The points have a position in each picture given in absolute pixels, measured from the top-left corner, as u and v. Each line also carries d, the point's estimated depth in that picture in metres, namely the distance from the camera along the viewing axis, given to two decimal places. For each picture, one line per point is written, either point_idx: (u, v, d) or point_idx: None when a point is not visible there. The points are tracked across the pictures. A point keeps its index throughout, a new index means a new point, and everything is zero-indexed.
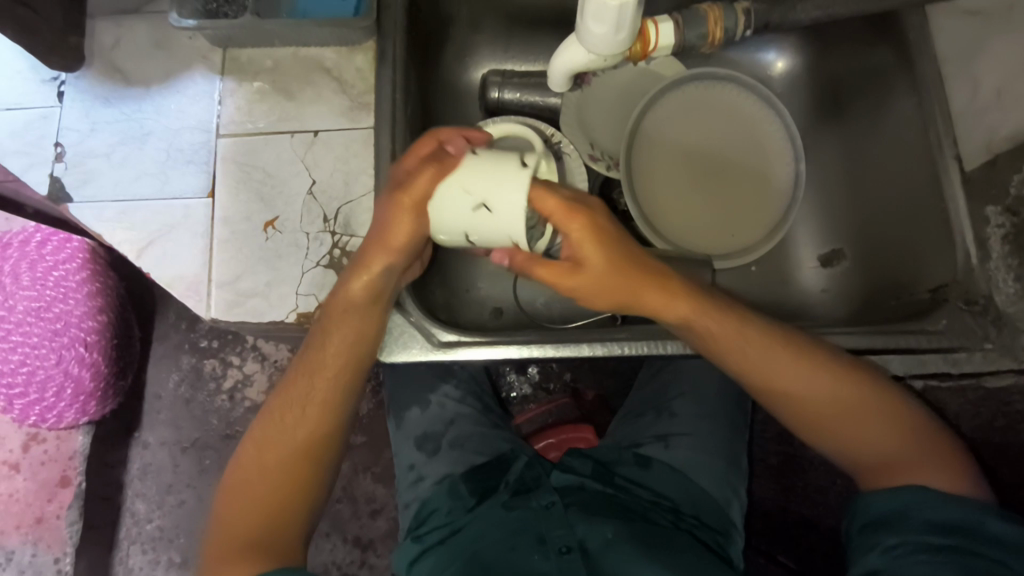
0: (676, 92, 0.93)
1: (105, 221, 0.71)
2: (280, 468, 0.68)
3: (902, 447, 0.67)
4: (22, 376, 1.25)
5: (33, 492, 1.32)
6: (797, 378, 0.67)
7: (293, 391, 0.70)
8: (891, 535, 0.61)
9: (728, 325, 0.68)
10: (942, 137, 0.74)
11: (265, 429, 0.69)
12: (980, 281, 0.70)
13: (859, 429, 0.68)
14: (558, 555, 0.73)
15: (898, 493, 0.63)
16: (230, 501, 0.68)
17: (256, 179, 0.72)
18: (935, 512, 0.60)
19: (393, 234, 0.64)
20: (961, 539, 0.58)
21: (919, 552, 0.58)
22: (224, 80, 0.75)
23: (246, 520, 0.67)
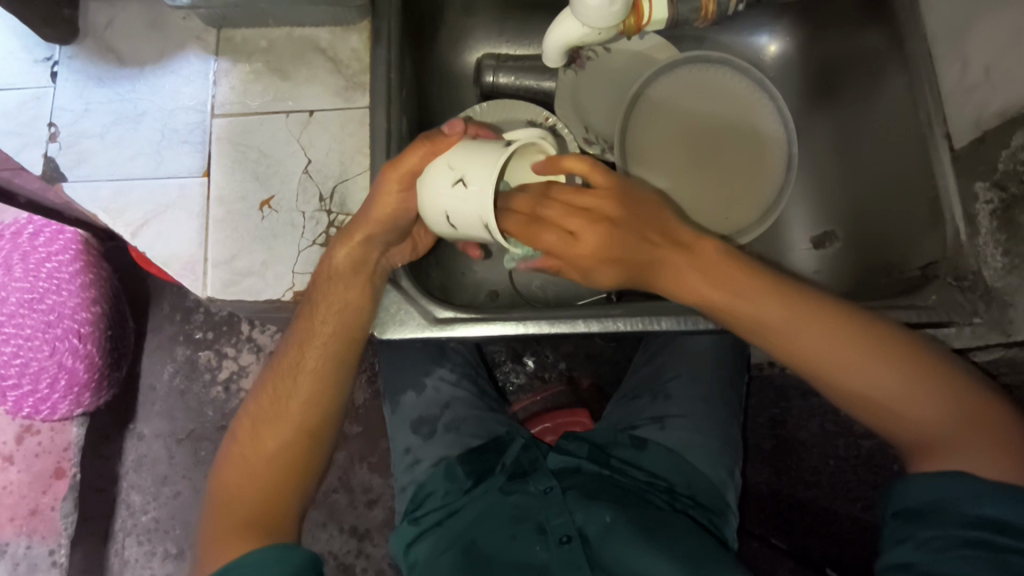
0: (670, 75, 0.93)
1: (100, 201, 0.71)
2: (274, 447, 0.69)
3: (930, 406, 0.62)
4: (15, 368, 1.24)
5: (28, 483, 1.31)
6: (837, 352, 0.63)
7: (283, 367, 0.71)
8: (925, 526, 0.59)
9: (766, 298, 0.65)
10: (932, 114, 0.76)
11: (259, 408, 0.70)
12: (969, 258, 0.72)
13: (900, 408, 0.63)
14: (558, 544, 0.74)
15: (948, 484, 0.59)
16: (224, 481, 0.68)
17: (251, 158, 0.72)
18: (978, 507, 0.57)
19: (376, 203, 0.68)
20: (1003, 535, 0.56)
21: (954, 548, 0.56)
22: (219, 60, 0.74)
23: (244, 499, 0.66)
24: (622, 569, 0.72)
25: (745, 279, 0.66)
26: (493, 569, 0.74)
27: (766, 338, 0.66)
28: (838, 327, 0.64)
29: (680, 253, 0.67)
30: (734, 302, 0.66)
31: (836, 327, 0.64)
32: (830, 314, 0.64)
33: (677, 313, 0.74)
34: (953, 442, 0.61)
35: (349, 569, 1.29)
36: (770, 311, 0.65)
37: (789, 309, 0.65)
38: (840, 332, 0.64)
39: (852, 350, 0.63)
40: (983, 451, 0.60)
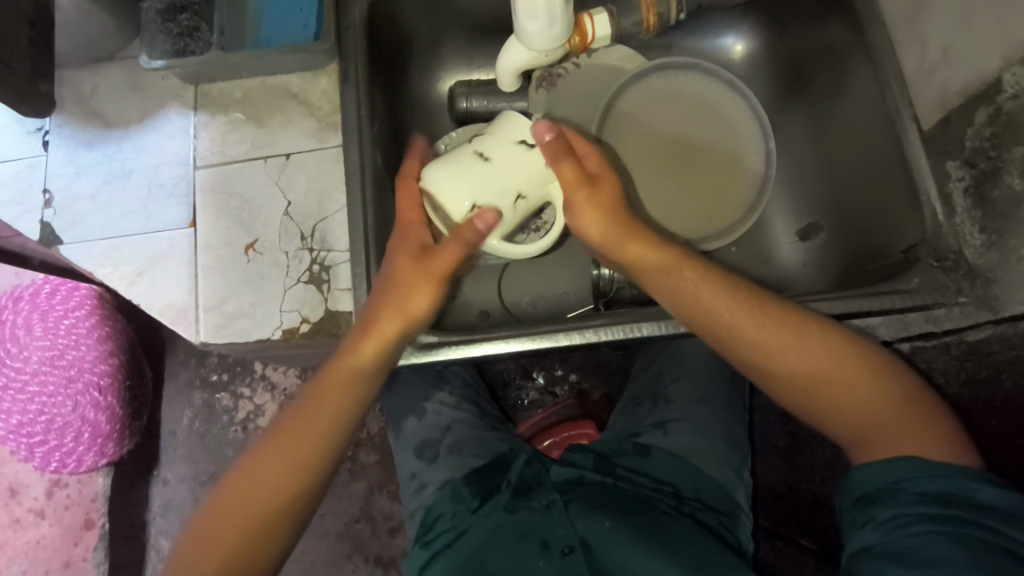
0: (639, 84, 0.95)
1: (94, 259, 0.74)
2: (261, 504, 0.66)
3: (897, 420, 0.64)
4: (42, 424, 1.29)
5: (60, 536, 1.34)
6: (793, 349, 0.65)
7: (288, 432, 0.68)
8: (883, 505, 0.59)
9: (723, 295, 0.67)
10: (898, 100, 0.76)
11: (251, 468, 0.67)
12: (948, 238, 0.71)
13: (850, 400, 0.65)
14: (561, 556, 0.73)
15: (895, 465, 0.61)
16: (205, 525, 0.66)
17: (234, 205, 0.75)
18: (932, 484, 0.58)
19: (414, 303, 0.68)
20: (957, 510, 0.56)
21: (913, 524, 0.56)
22: (198, 114, 0.78)
23: (217, 554, 0.64)
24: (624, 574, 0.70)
25: (757, 308, 0.66)
26: None
27: (759, 356, 0.66)
28: (796, 327, 0.65)
29: (686, 265, 0.69)
30: (728, 319, 0.66)
31: (828, 347, 0.65)
32: (785, 314, 0.66)
33: (657, 319, 0.76)
34: (899, 429, 0.64)
35: None
36: (729, 314, 0.66)
37: (787, 330, 0.65)
38: (836, 353, 0.65)
39: (807, 350, 0.65)
40: (923, 433, 0.63)
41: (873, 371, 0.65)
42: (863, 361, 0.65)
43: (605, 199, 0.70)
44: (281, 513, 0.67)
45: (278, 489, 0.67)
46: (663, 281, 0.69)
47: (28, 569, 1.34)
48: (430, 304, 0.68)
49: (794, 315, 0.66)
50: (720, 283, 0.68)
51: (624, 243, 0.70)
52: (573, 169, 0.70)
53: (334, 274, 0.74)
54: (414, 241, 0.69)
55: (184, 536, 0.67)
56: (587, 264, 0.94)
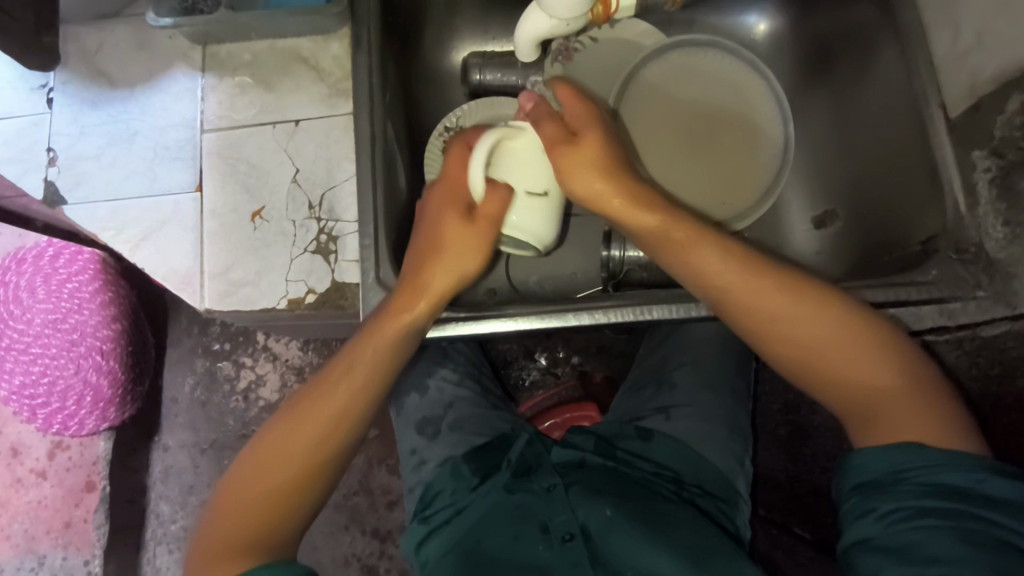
0: (658, 62, 0.93)
1: (98, 221, 0.73)
2: (298, 459, 0.65)
3: (897, 403, 0.62)
4: (44, 386, 1.29)
5: (60, 497, 1.35)
6: (793, 316, 0.65)
7: (325, 387, 0.67)
8: (884, 497, 0.58)
9: (723, 255, 0.68)
10: (926, 84, 0.74)
11: (291, 423, 0.66)
12: (969, 230, 0.70)
13: (847, 374, 0.64)
14: (561, 543, 0.72)
15: (897, 452, 0.59)
16: (238, 483, 0.64)
17: (241, 171, 0.74)
18: (934, 474, 0.57)
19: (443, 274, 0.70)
20: (959, 503, 0.55)
21: (916, 518, 0.55)
22: (205, 76, 0.76)
23: (253, 510, 0.63)
24: (625, 564, 0.69)
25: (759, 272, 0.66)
26: (498, 568, 0.72)
27: (758, 323, 0.66)
28: (797, 291, 0.66)
29: (697, 237, 0.69)
30: (729, 281, 0.67)
31: (833, 316, 0.65)
32: (789, 279, 0.67)
33: (668, 302, 0.74)
34: (895, 405, 0.62)
35: (373, 570, 1.31)
36: (737, 283, 0.66)
37: (787, 298, 0.65)
38: (838, 323, 0.64)
39: (810, 312, 0.65)
40: (918, 413, 0.61)
41: (877, 349, 0.64)
42: (867, 336, 0.64)
43: (597, 152, 0.71)
44: (321, 469, 0.66)
45: (319, 446, 0.66)
46: (654, 235, 0.70)
47: (29, 528, 1.35)
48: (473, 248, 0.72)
49: (798, 280, 0.67)
50: (730, 252, 0.68)
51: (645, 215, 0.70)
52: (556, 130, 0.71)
53: (341, 245, 0.73)
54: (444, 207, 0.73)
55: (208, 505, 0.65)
56: (597, 245, 0.93)
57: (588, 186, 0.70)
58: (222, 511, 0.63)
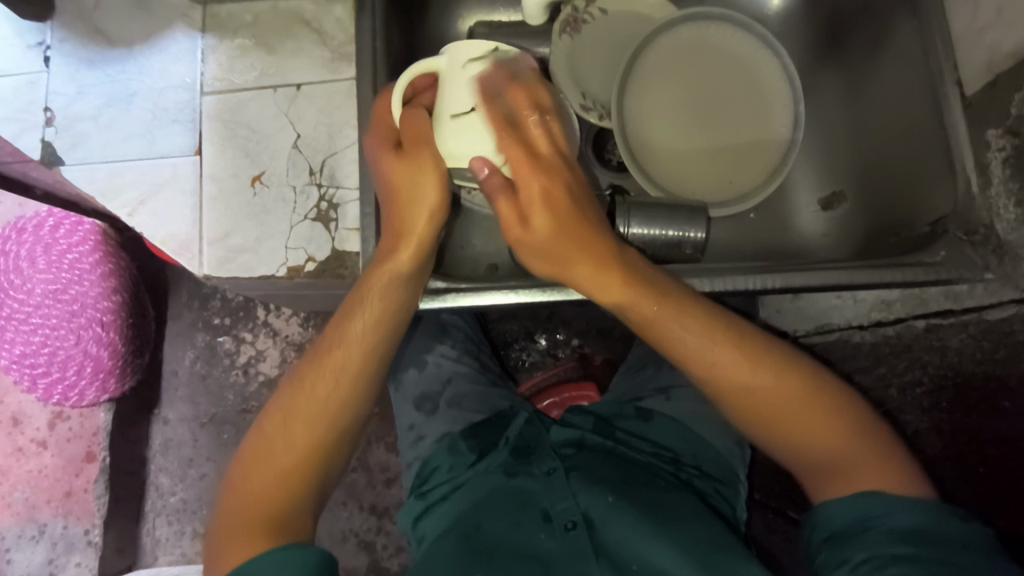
0: (668, 35, 0.90)
1: (95, 182, 0.74)
2: (308, 429, 0.66)
3: (857, 462, 0.63)
4: (45, 357, 1.29)
5: (61, 467, 1.36)
6: (763, 384, 0.65)
7: (324, 359, 0.69)
8: (854, 547, 0.57)
9: (705, 316, 0.67)
10: (944, 62, 0.73)
11: (295, 397, 0.68)
12: (980, 210, 0.70)
13: (807, 442, 0.65)
14: (564, 531, 0.70)
15: (864, 501, 0.60)
16: (251, 456, 0.66)
17: (241, 135, 0.75)
18: (896, 520, 0.57)
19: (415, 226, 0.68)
20: (927, 549, 0.55)
21: (885, 566, 0.54)
22: (206, 36, 0.77)
23: (267, 483, 0.64)
24: (629, 552, 0.67)
25: (709, 328, 0.67)
26: (497, 554, 0.70)
27: (718, 383, 0.67)
28: (767, 360, 0.66)
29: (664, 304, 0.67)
30: (691, 343, 0.67)
31: (782, 375, 0.66)
32: (766, 356, 0.66)
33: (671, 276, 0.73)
34: (859, 467, 0.63)
35: (370, 546, 1.31)
36: (696, 344, 0.67)
37: (740, 357, 0.66)
38: (790, 382, 0.66)
39: (779, 378, 0.66)
40: (871, 470, 0.62)
41: (830, 410, 0.65)
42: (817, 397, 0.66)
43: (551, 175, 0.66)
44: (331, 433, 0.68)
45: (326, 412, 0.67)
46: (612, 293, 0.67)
47: (29, 497, 1.36)
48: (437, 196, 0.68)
49: (779, 355, 0.67)
50: (690, 312, 0.67)
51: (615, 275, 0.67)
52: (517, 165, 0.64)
53: (341, 213, 0.73)
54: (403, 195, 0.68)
55: (222, 500, 0.65)
56: None
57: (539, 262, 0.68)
58: (240, 486, 0.64)
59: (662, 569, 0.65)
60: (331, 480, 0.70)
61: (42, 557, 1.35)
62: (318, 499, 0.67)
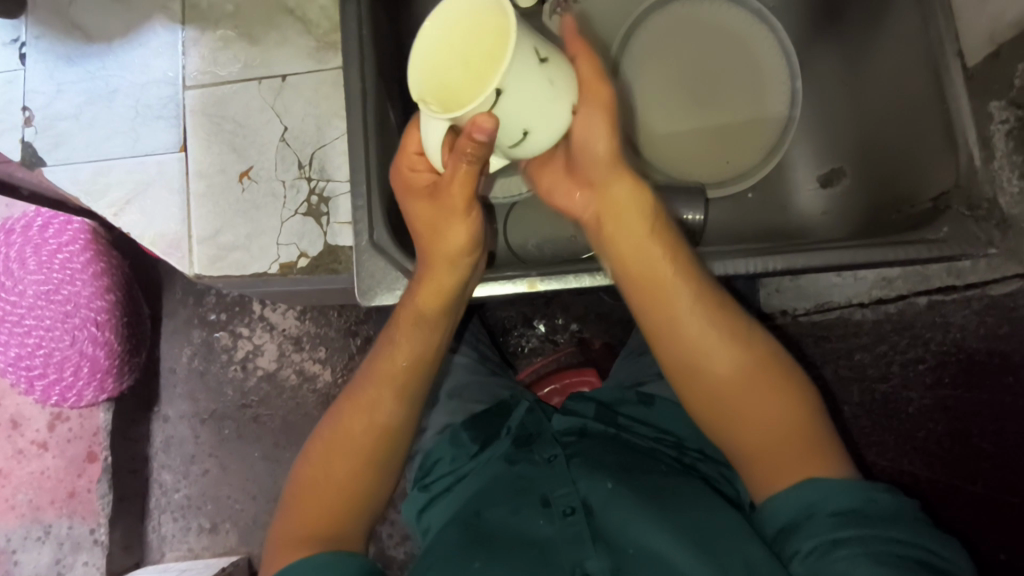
0: (660, 15, 0.89)
1: (80, 182, 0.74)
2: (356, 455, 0.66)
3: (790, 442, 0.60)
4: (40, 358, 1.27)
5: (63, 468, 1.35)
6: (721, 351, 0.62)
7: (356, 402, 0.67)
8: (802, 538, 0.54)
9: (686, 302, 0.63)
10: (944, 33, 0.71)
11: (332, 431, 0.67)
12: (982, 184, 0.69)
13: (745, 416, 0.61)
14: (563, 517, 0.70)
15: (801, 487, 0.57)
16: (307, 483, 0.65)
17: (227, 129, 0.73)
18: (837, 501, 0.54)
19: (441, 273, 0.66)
20: (869, 529, 0.52)
21: (833, 550, 0.51)
22: (186, 29, 0.75)
23: (314, 511, 0.64)
24: (629, 538, 0.67)
25: (693, 291, 0.64)
26: (497, 540, 0.70)
27: (676, 335, 0.64)
28: (723, 324, 0.63)
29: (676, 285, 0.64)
30: (674, 299, 0.64)
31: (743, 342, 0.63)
32: (730, 321, 0.64)
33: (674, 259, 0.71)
34: (789, 451, 0.59)
35: (376, 535, 1.27)
36: (666, 285, 0.64)
37: (707, 315, 0.63)
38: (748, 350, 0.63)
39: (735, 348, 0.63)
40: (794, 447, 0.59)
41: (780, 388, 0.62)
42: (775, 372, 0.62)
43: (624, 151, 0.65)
44: (382, 450, 0.67)
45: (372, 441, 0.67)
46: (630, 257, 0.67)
47: (33, 498, 1.35)
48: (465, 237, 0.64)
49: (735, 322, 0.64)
50: (687, 282, 0.64)
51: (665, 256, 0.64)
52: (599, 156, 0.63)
53: (333, 207, 0.72)
54: (432, 232, 0.65)
55: (280, 510, 0.66)
56: None
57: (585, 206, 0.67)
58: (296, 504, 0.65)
59: (666, 556, 0.64)
60: (377, 518, 0.69)
61: (49, 557, 1.35)
62: (371, 521, 0.67)
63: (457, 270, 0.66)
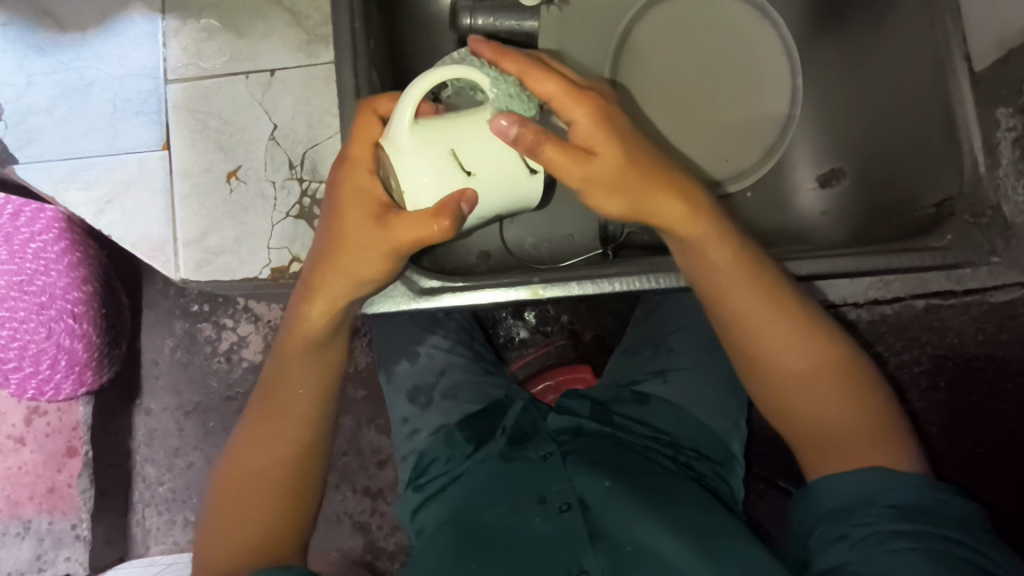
0: (661, 8, 0.87)
1: (55, 180, 0.73)
2: (266, 472, 0.66)
3: (852, 440, 0.62)
4: (14, 351, 1.19)
5: (42, 463, 1.29)
6: (800, 347, 0.63)
7: (269, 409, 0.68)
8: (856, 524, 0.56)
9: (745, 298, 0.63)
10: (951, 37, 0.72)
11: (244, 451, 0.68)
12: (986, 191, 0.70)
13: (813, 412, 0.63)
14: (559, 514, 0.69)
15: (861, 475, 0.59)
16: (218, 496, 0.66)
17: (213, 127, 0.71)
18: (901, 496, 0.57)
19: (326, 287, 0.64)
20: (927, 524, 0.54)
21: (891, 540, 0.54)
22: (166, 18, 0.71)
23: (240, 527, 0.64)
24: (625, 534, 0.67)
25: (765, 303, 0.63)
26: (493, 538, 0.69)
27: (755, 346, 0.64)
28: (801, 330, 0.63)
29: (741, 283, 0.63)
30: (745, 311, 0.63)
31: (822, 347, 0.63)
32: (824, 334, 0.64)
33: (677, 270, 0.71)
34: (853, 447, 0.61)
35: (366, 527, 1.25)
36: (742, 300, 0.63)
37: (789, 324, 0.63)
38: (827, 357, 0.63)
39: (807, 348, 0.63)
40: (871, 440, 0.61)
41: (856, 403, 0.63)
42: (851, 382, 0.63)
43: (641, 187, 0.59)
44: (297, 462, 0.68)
45: (281, 457, 0.67)
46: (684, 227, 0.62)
47: (11, 494, 1.30)
48: (372, 269, 0.62)
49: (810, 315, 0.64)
50: (752, 281, 0.63)
51: (721, 280, 0.63)
52: (557, 153, 0.56)
53: (326, 210, 0.71)
54: (340, 229, 0.61)
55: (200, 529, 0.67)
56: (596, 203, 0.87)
57: (620, 207, 0.59)
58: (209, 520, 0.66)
59: (664, 555, 0.64)
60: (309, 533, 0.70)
61: (29, 553, 1.31)
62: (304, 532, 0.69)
63: (348, 287, 0.63)
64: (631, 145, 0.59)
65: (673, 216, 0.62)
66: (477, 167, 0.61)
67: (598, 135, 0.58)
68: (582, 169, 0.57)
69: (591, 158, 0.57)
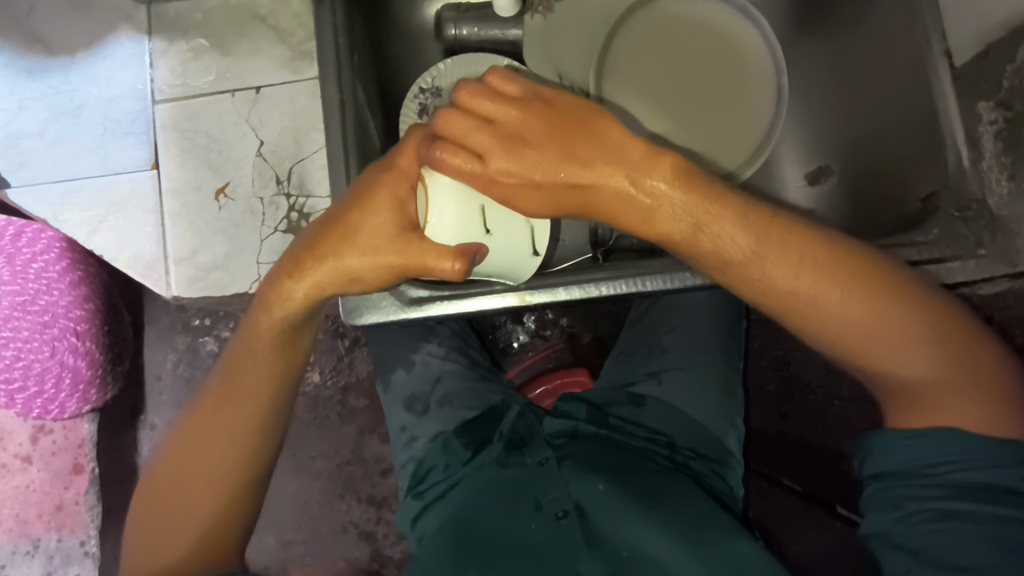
0: (644, 11, 0.88)
1: (49, 203, 0.74)
2: (210, 467, 0.64)
3: (939, 395, 0.57)
4: (18, 371, 1.20)
5: (49, 481, 1.30)
6: (866, 306, 0.58)
7: (210, 404, 0.65)
8: (912, 495, 0.54)
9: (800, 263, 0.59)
10: (931, 32, 0.72)
11: (181, 445, 0.65)
12: (969, 185, 0.70)
13: (893, 371, 0.58)
14: (555, 520, 0.69)
15: (933, 440, 0.55)
16: (162, 478, 0.65)
17: (201, 145, 0.73)
18: (972, 471, 0.53)
19: (315, 282, 0.62)
20: (990, 505, 0.52)
21: (937, 522, 0.53)
22: (154, 41, 0.74)
23: (179, 525, 0.63)
24: (621, 539, 0.66)
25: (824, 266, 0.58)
26: (490, 545, 0.69)
27: (813, 316, 0.59)
28: (868, 288, 0.58)
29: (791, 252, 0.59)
30: (801, 278, 0.59)
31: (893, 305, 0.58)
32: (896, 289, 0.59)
33: (663, 273, 0.71)
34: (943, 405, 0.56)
35: (372, 536, 1.25)
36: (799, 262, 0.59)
37: (852, 285, 0.58)
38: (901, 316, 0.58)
39: (872, 308, 0.58)
40: (957, 392, 0.56)
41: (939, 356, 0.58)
42: (928, 337, 0.58)
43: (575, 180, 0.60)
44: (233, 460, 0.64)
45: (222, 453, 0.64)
46: (670, 224, 0.60)
47: (19, 512, 1.31)
48: (368, 268, 0.61)
49: (867, 269, 0.59)
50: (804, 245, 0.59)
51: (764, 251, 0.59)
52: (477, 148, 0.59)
53: (313, 222, 0.73)
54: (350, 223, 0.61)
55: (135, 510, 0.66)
56: None
57: (541, 202, 0.61)
58: (148, 496, 0.65)
59: (658, 558, 0.64)
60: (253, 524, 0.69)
61: (39, 571, 1.32)
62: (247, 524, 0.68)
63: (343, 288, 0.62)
64: (550, 133, 0.60)
65: (670, 229, 0.61)
66: (494, 229, 0.69)
67: (523, 132, 0.60)
68: (494, 160, 0.60)
69: (507, 154, 0.59)
